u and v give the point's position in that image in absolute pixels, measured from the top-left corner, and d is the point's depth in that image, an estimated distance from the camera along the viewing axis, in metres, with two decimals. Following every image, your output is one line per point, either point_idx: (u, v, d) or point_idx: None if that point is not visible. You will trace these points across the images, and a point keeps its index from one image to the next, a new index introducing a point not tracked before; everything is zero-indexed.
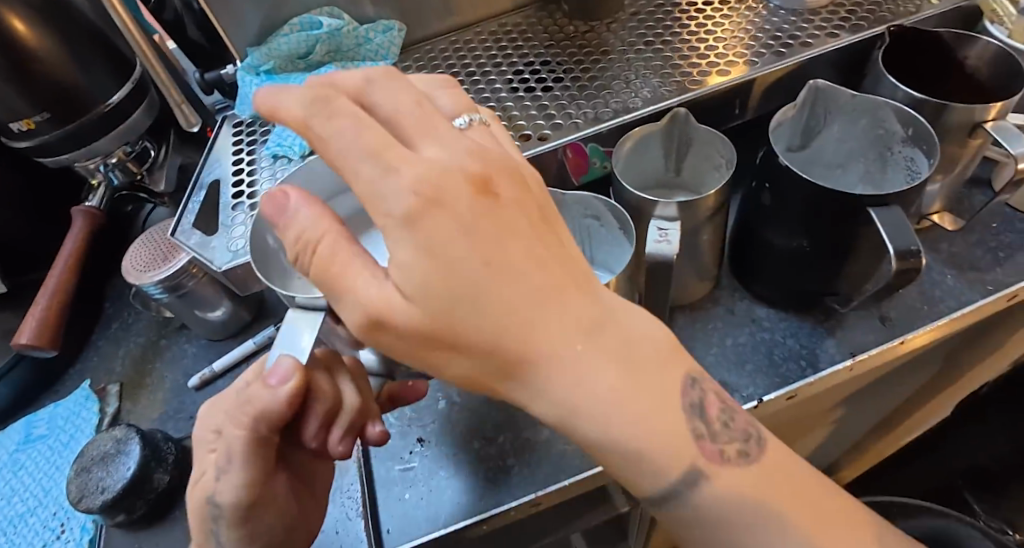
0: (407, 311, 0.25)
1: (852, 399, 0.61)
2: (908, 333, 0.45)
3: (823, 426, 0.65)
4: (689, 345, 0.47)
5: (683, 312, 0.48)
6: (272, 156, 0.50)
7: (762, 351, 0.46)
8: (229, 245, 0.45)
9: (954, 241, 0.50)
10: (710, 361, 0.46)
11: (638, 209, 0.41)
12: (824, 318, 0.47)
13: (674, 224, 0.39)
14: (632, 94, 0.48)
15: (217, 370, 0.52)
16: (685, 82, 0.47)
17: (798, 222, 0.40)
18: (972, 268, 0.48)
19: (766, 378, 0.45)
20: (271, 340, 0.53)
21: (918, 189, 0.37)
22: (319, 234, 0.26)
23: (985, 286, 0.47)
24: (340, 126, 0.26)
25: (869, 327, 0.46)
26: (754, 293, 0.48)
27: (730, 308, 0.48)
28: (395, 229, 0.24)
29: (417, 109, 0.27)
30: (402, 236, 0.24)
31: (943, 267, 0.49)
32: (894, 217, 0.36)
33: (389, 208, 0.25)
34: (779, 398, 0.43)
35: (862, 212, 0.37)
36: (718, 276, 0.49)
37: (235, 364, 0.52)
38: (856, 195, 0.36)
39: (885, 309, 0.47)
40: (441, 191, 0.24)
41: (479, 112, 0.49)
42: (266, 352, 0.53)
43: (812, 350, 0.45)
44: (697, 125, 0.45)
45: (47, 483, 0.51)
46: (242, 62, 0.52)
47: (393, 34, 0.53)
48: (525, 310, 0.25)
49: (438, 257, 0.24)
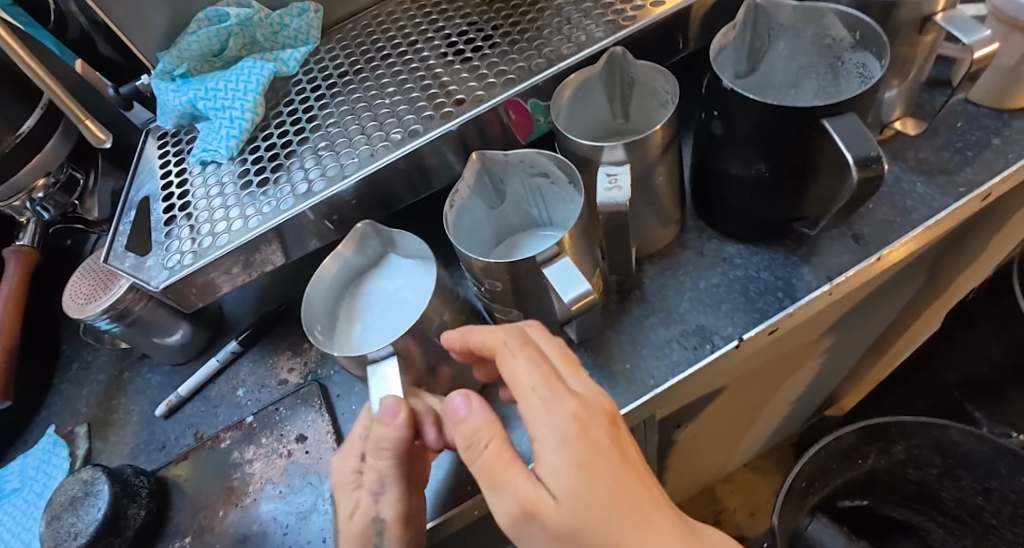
0: (557, 513, 0.25)
1: (841, 325, 0.59)
2: (884, 248, 0.43)
3: (816, 357, 0.64)
4: (662, 294, 0.45)
5: (651, 261, 0.46)
6: (200, 162, 0.47)
7: (737, 289, 0.44)
8: (165, 261, 0.42)
9: (919, 147, 0.48)
10: (685, 307, 0.44)
11: (584, 160, 0.39)
12: (796, 246, 0.45)
13: (623, 167, 0.37)
14: (565, 41, 0.45)
15: (183, 395, 0.50)
16: (619, 19, 0.45)
17: (753, 147, 0.38)
18: (941, 171, 0.46)
19: (745, 316, 0.43)
20: (235, 356, 0.51)
21: (871, 92, 0.35)
22: (486, 433, 0.29)
23: (957, 188, 0.45)
24: (516, 356, 0.30)
25: (843, 248, 0.44)
26: (722, 231, 0.46)
27: (699, 250, 0.46)
28: (554, 445, 0.26)
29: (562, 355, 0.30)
30: (559, 452, 0.26)
31: (912, 176, 0.47)
32: (850, 124, 0.34)
33: (547, 437, 0.27)
34: (760, 334, 0.42)
35: (817, 124, 0.35)
36: (683, 219, 0.47)
37: (201, 386, 0.50)
38: (807, 106, 0.34)
39: (857, 227, 0.45)
40: (590, 423, 0.27)
41: (409, 85, 0.46)
42: (231, 369, 0.51)
43: (788, 280, 0.44)
44: (636, 63, 0.42)
45: (27, 535, 0.49)
46: (154, 69, 0.49)
47: (309, 15, 0.50)
48: (658, 542, 0.25)
49: (587, 473, 0.26)
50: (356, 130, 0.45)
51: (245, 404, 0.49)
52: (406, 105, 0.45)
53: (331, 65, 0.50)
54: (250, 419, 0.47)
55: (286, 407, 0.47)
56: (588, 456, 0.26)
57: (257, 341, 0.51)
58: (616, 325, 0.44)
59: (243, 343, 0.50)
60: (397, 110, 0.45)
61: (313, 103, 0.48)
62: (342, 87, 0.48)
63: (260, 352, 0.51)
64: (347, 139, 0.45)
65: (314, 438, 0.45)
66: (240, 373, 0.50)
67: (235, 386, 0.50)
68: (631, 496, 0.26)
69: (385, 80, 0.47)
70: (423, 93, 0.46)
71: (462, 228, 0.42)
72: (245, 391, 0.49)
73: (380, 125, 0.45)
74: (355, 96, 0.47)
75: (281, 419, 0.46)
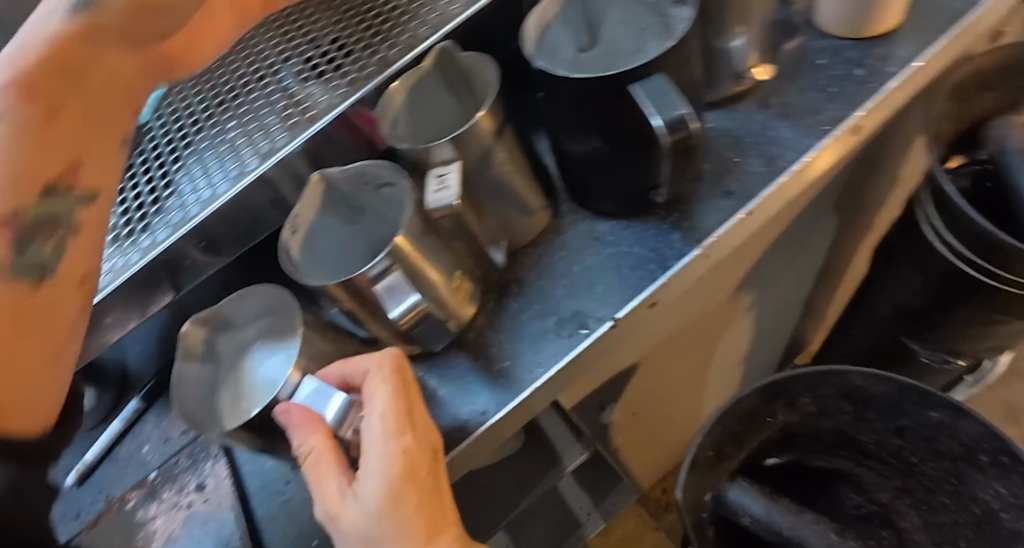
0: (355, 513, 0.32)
1: (756, 281, 0.58)
2: (751, 202, 0.42)
3: (743, 315, 0.63)
4: (538, 284, 0.44)
5: (527, 252, 0.45)
6: None
7: (610, 267, 0.43)
8: None
9: (783, 91, 0.47)
10: (561, 294, 0.43)
11: (418, 162, 0.39)
12: (667, 213, 0.44)
13: (451, 166, 0.37)
14: (399, 40, 0.44)
15: (89, 460, 0.47)
16: (449, 9, 0.44)
17: (579, 124, 0.37)
18: (806, 113, 0.45)
19: (619, 294, 0.42)
20: (139, 413, 0.49)
21: (676, 47, 0.34)
22: (315, 449, 0.34)
23: (821, 127, 0.44)
24: (379, 388, 0.34)
25: (712, 208, 0.43)
26: (593, 210, 0.45)
27: (573, 233, 0.45)
28: (374, 468, 0.33)
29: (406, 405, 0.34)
30: (377, 472, 0.33)
31: (777, 122, 0.46)
32: (657, 87, 0.33)
33: (373, 456, 0.33)
34: (634, 310, 0.41)
35: (625, 92, 0.34)
36: (553, 204, 0.46)
37: (107, 449, 0.48)
38: (611, 77, 0.33)
39: (725, 185, 0.44)
40: (412, 464, 0.33)
41: (252, 109, 0.45)
42: (137, 426, 0.49)
43: (659, 250, 0.43)
44: (463, 56, 0.41)
45: None
46: None
47: None
48: None
49: (392, 494, 0.32)
50: (203, 166, 0.44)
51: (151, 461, 0.47)
52: (250, 131, 0.44)
53: (179, 99, 0.49)
54: (153, 474, 0.46)
55: (186, 458, 0.46)
56: (397, 483, 0.32)
57: (161, 394, 0.50)
58: (496, 322, 0.43)
59: (145, 399, 0.49)
60: (242, 138, 0.44)
61: (163, 143, 0.47)
62: (189, 122, 0.47)
63: (164, 406, 0.50)
64: (196, 176, 0.44)
65: (214, 484, 0.44)
66: (145, 430, 0.49)
67: (141, 443, 0.48)
68: (424, 522, 0.33)
69: (230, 107, 0.46)
70: (265, 116, 0.44)
71: (316, 256, 0.41)
72: (151, 447, 0.48)
73: (226, 157, 0.44)
74: (202, 129, 0.46)
75: (183, 469, 0.45)
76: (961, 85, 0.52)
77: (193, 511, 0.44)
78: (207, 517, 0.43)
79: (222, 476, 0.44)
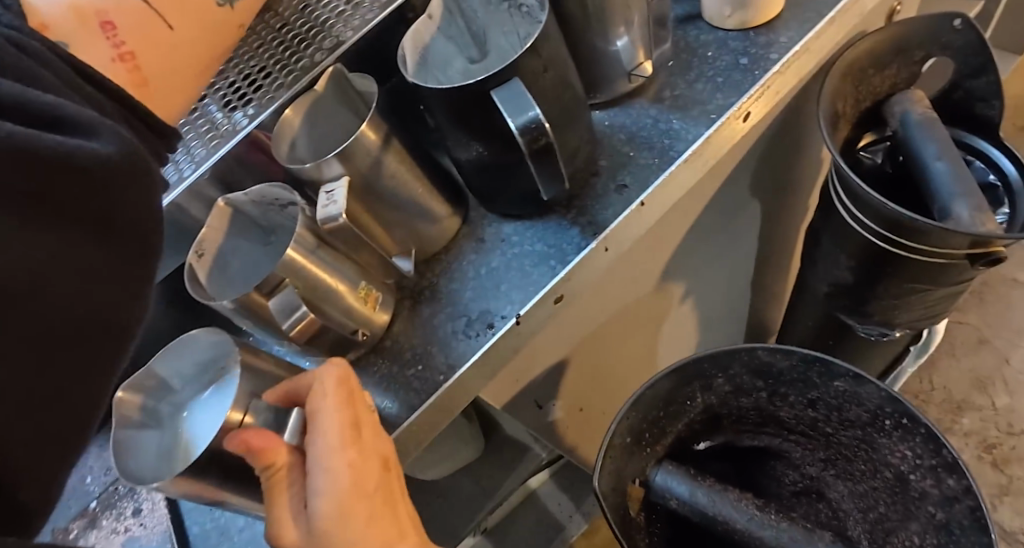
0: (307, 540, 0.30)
1: (683, 269, 0.60)
2: (643, 193, 0.44)
3: (679, 304, 0.64)
4: (448, 288, 0.45)
5: (439, 258, 0.47)
6: None
7: (514, 266, 0.44)
8: None
9: (675, 84, 0.48)
10: (470, 297, 0.44)
11: (312, 180, 0.40)
12: (567, 210, 0.45)
13: (339, 181, 0.39)
14: (305, 56, 0.45)
15: None
16: (349, 25, 0.45)
17: (459, 132, 0.39)
18: (695, 103, 0.47)
19: (522, 291, 0.43)
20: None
21: (534, 51, 0.36)
22: (265, 467, 0.30)
23: (709, 116, 0.46)
24: (322, 402, 0.31)
25: (608, 201, 0.45)
26: (499, 213, 0.47)
27: (481, 237, 0.47)
28: (322, 489, 0.30)
29: (351, 423, 0.31)
30: (327, 497, 0.29)
31: (669, 114, 0.47)
32: (514, 89, 0.35)
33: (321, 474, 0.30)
34: (535, 305, 0.42)
35: (489, 99, 0.36)
36: (461, 210, 0.47)
37: None
38: (473, 84, 0.35)
39: (621, 178, 0.45)
40: (364, 479, 0.30)
41: None
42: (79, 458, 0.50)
43: (559, 246, 0.44)
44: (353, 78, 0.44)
45: None
46: None
47: None
48: None
49: (343, 514, 0.29)
50: None
51: (93, 491, 0.48)
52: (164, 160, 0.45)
53: None
54: (93, 504, 0.48)
55: (124, 486, 0.48)
56: (348, 508, 0.30)
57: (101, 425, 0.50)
58: (409, 328, 0.44)
59: None
60: None
61: None
62: None
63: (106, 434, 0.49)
64: None
65: (149, 508, 0.46)
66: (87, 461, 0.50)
67: (82, 474, 0.49)
68: (378, 541, 0.30)
69: None
70: None
71: (227, 275, 0.42)
72: (93, 477, 0.48)
73: None
74: None
75: (122, 495, 0.48)
76: (856, 64, 0.53)
77: (132, 534, 0.46)
78: (144, 540, 0.45)
79: (157, 499, 0.46)
